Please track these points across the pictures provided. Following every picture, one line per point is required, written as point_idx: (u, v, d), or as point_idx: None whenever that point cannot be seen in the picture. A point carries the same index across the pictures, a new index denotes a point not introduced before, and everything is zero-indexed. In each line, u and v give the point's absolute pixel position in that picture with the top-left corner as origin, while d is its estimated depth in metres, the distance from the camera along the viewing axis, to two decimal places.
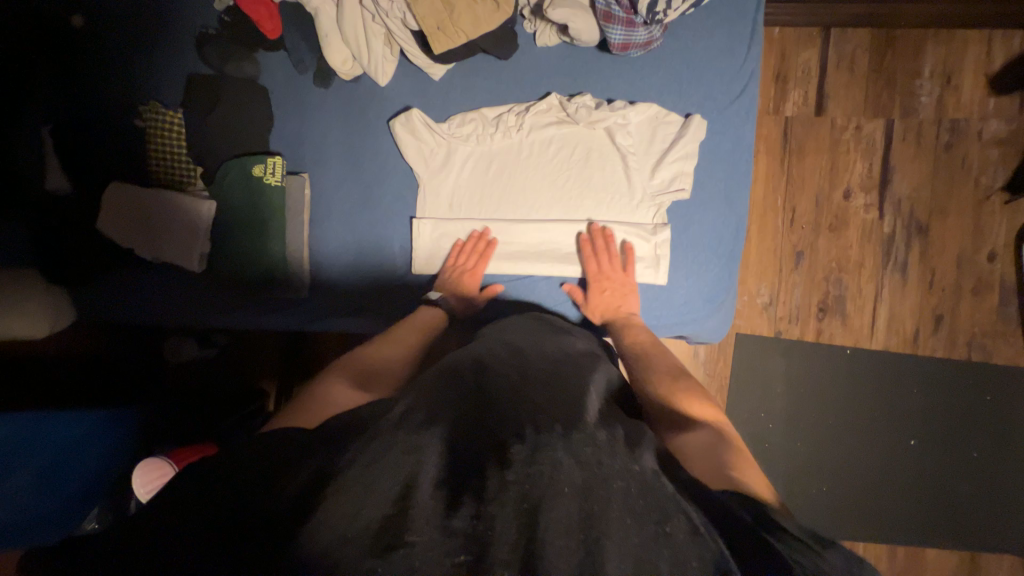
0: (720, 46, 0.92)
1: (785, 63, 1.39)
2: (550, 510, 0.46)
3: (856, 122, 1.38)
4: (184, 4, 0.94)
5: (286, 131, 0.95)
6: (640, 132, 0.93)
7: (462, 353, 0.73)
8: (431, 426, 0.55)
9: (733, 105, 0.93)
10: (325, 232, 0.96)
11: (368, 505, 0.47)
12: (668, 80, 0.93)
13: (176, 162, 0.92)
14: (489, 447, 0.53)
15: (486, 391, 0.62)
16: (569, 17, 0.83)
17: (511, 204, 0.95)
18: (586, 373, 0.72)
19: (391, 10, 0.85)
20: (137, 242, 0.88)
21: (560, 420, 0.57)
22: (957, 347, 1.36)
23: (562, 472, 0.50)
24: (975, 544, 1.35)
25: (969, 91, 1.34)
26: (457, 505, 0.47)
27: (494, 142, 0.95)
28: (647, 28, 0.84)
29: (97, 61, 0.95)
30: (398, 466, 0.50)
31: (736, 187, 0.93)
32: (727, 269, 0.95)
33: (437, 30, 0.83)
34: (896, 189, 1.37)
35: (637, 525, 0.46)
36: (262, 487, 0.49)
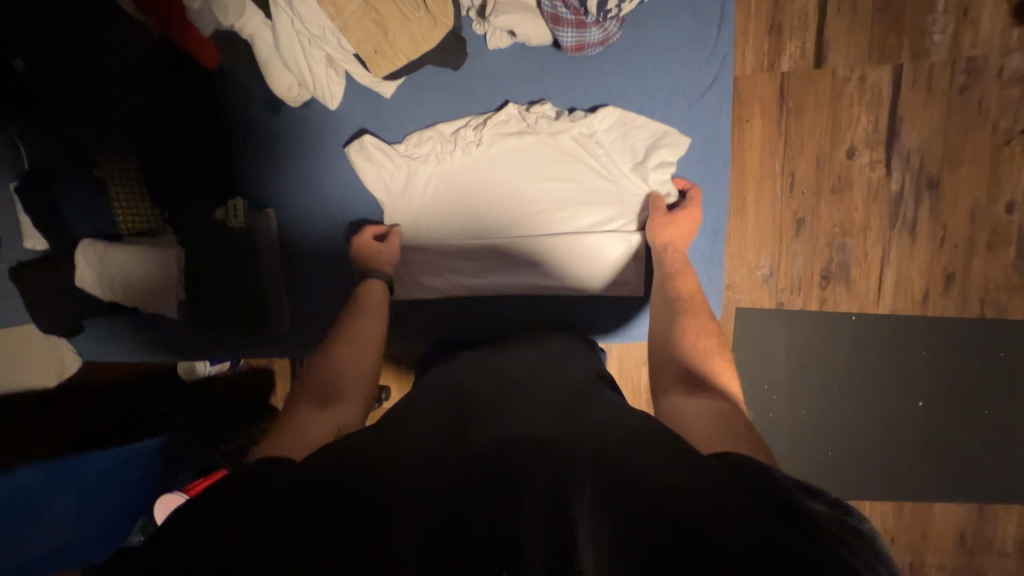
0: (686, 35, 0.88)
1: (778, 11, 1.26)
2: (521, 509, 0.47)
3: (860, 71, 1.26)
4: (122, 38, 0.89)
5: (245, 170, 0.92)
6: (609, 138, 0.89)
7: (447, 381, 0.76)
8: (412, 442, 0.58)
9: (703, 98, 0.90)
10: (299, 269, 0.95)
11: (346, 514, 0.48)
12: (632, 75, 0.89)
13: (144, 206, 0.94)
14: (468, 458, 0.54)
15: (466, 410, 0.65)
16: (514, 23, 0.81)
17: (483, 222, 0.92)
18: (568, 381, 0.73)
19: (324, 35, 0.79)
20: (118, 295, 0.90)
21: (537, 432, 0.58)
22: (969, 305, 1.31)
23: (536, 473, 0.51)
24: (983, 496, 1.35)
25: (988, 23, 1.20)
26: (433, 508, 0.49)
27: (455, 160, 0.90)
28: (601, 26, 0.81)
29: (44, 108, 0.92)
30: (375, 477, 0.52)
31: (710, 187, 0.92)
32: (708, 272, 0.95)
33: (375, 54, 0.80)
34: (905, 142, 1.27)
35: (609, 517, 0.47)
36: (250, 508, 0.50)
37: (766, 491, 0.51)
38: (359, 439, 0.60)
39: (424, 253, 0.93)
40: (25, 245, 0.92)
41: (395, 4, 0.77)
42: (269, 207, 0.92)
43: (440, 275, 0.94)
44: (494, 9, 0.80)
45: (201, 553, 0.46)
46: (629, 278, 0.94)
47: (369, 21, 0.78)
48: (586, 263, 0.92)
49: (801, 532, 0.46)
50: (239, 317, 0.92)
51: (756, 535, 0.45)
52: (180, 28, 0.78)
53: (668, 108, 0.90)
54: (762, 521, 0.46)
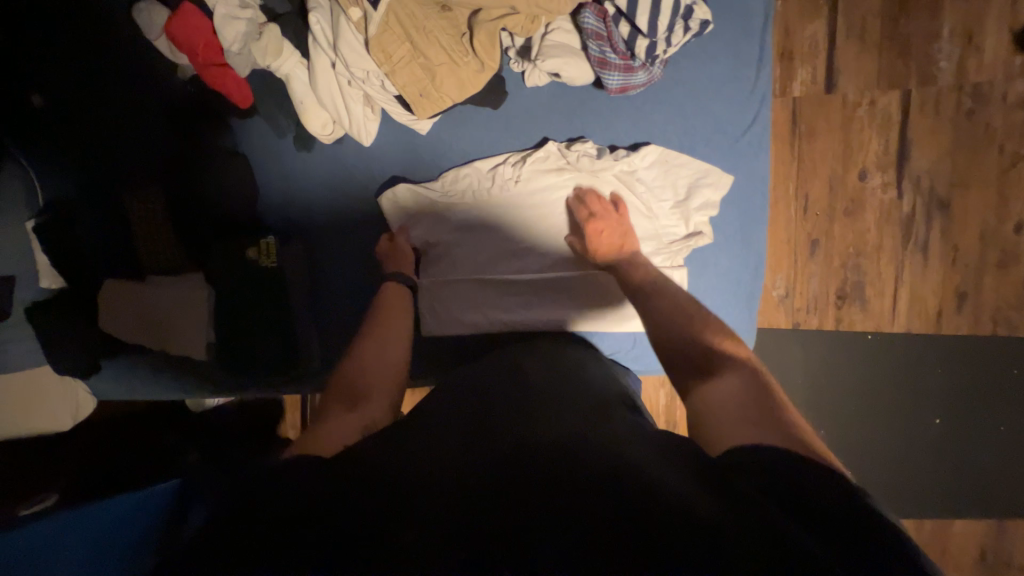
0: (725, 76, 0.89)
1: (789, 38, 1.29)
2: (543, 520, 0.50)
3: (870, 96, 1.29)
4: (148, 75, 0.89)
5: (277, 206, 0.91)
6: (649, 175, 0.91)
7: (473, 387, 0.78)
8: (439, 454, 0.60)
9: (744, 137, 0.90)
10: (328, 306, 0.93)
11: (375, 522, 0.51)
12: (672, 113, 0.90)
13: (167, 247, 0.90)
14: (501, 467, 0.57)
15: (496, 419, 0.67)
16: (560, 66, 0.82)
17: (518, 258, 0.92)
18: (589, 386, 0.75)
19: (367, 77, 0.79)
20: (147, 337, 0.90)
21: (568, 440, 0.60)
22: (982, 323, 1.33)
23: (565, 478, 0.54)
24: (1002, 511, 1.36)
25: (992, 51, 1.24)
26: (460, 517, 0.51)
27: (491, 196, 0.91)
28: (647, 70, 0.82)
29: (65, 144, 0.91)
30: (405, 487, 0.55)
31: (751, 225, 0.91)
32: (748, 310, 0.94)
33: (420, 97, 0.80)
34: (914, 165, 1.30)
35: (628, 521, 0.49)
36: (294, 501, 0.53)
37: (787, 490, 0.53)
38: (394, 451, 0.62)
39: (460, 289, 0.92)
40: (41, 285, 0.90)
41: (443, 49, 0.77)
42: (296, 242, 0.91)
43: (474, 310, 0.92)
44: (541, 53, 0.82)
45: (249, 544, 0.49)
46: None
47: (416, 65, 0.77)
48: (628, 299, 0.92)
49: (822, 534, 0.49)
50: (272, 358, 0.90)
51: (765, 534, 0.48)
52: (217, 66, 0.80)
53: (708, 146, 0.90)
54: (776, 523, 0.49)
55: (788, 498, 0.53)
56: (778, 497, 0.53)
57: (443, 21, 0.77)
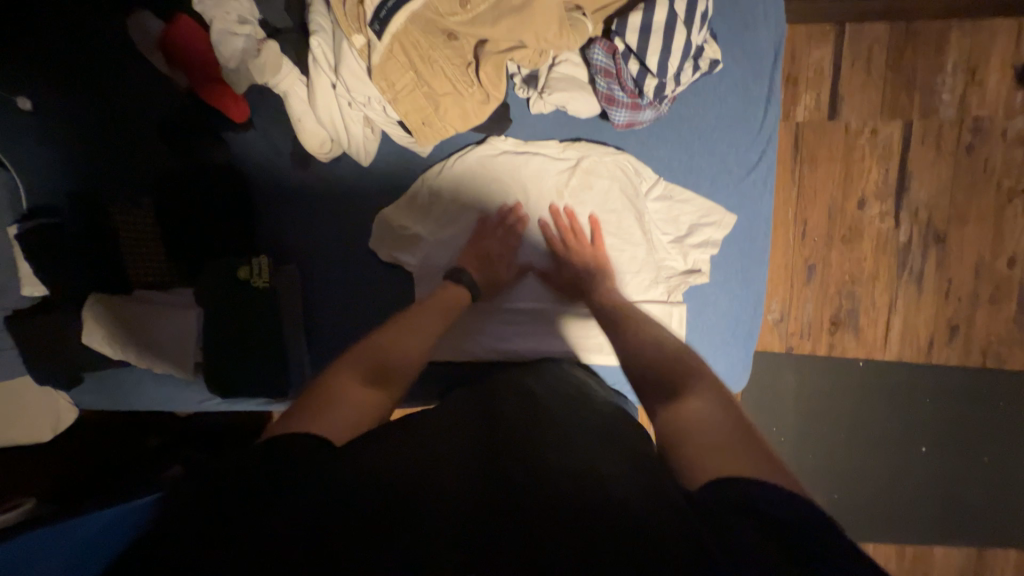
0: (733, 113, 0.87)
1: (796, 63, 1.28)
2: (524, 526, 0.50)
3: (872, 126, 1.29)
4: (143, 83, 0.86)
5: (270, 224, 0.89)
6: (654, 209, 0.91)
7: (476, 408, 0.73)
8: (433, 458, 0.60)
9: (748, 177, 0.89)
10: (323, 326, 0.92)
11: (358, 507, 0.51)
12: (677, 149, 0.89)
13: (158, 262, 0.88)
14: (507, 503, 0.52)
15: (504, 441, 0.62)
16: (565, 100, 0.82)
17: (518, 286, 0.92)
18: (591, 403, 0.75)
19: (369, 101, 0.79)
20: (129, 355, 0.85)
21: (583, 474, 0.56)
22: (971, 356, 1.34)
23: (580, 518, 0.50)
24: (981, 541, 1.38)
25: (994, 87, 1.24)
26: (438, 514, 0.51)
27: (493, 223, 0.89)
28: (654, 107, 0.82)
29: (53, 149, 0.88)
30: (393, 481, 0.55)
31: (752, 266, 0.91)
32: (745, 348, 0.94)
33: (422, 125, 0.78)
34: (913, 197, 1.30)
35: (606, 527, 0.49)
36: (281, 516, 0.50)
37: (798, 525, 0.47)
38: (390, 465, 0.57)
39: (456, 314, 0.92)
40: (23, 291, 0.87)
41: (448, 81, 0.75)
42: (290, 261, 0.91)
43: (474, 338, 0.92)
44: (547, 86, 0.82)
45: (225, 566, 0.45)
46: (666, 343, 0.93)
47: (420, 94, 0.76)
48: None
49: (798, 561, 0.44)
50: (253, 379, 0.86)
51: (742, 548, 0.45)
52: (210, 79, 0.77)
53: (714, 184, 0.90)
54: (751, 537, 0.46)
55: (808, 544, 0.46)
56: (771, 515, 0.48)
57: (450, 51, 0.74)
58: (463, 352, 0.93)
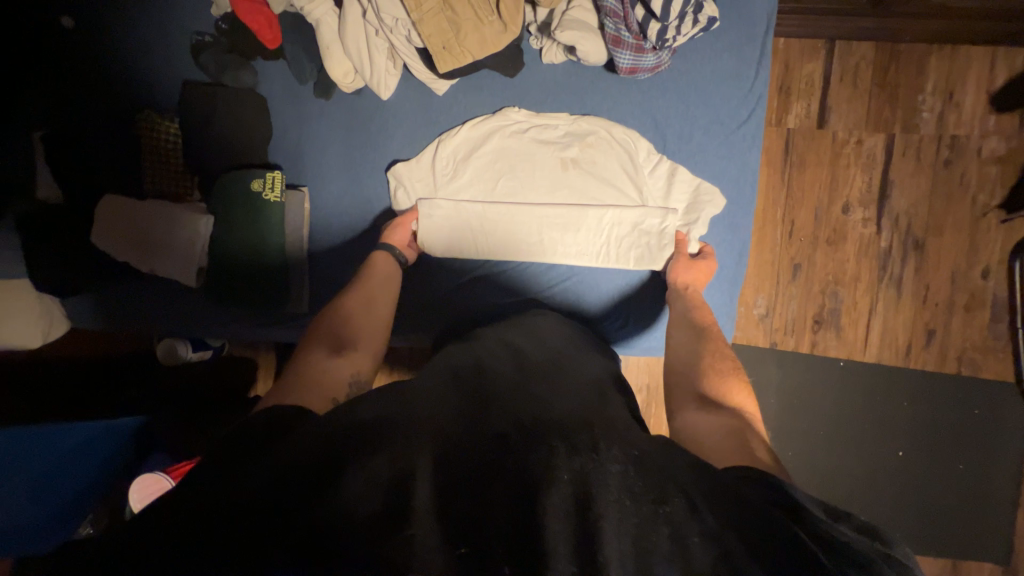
0: (728, 72, 0.93)
1: (789, 73, 1.37)
2: (546, 497, 0.44)
3: (858, 136, 1.37)
4: (179, 9, 0.92)
5: (287, 144, 0.95)
6: (654, 180, 0.95)
7: (463, 356, 0.70)
8: (425, 424, 0.53)
9: (739, 130, 0.95)
10: (327, 234, 0.96)
11: (366, 494, 0.45)
12: (674, 102, 0.94)
13: (175, 176, 0.93)
14: (490, 448, 0.50)
15: (498, 399, 0.59)
16: (576, 40, 0.85)
17: (517, 237, 0.95)
18: (586, 371, 0.72)
19: (395, 26, 0.85)
20: (133, 257, 0.89)
21: (569, 429, 0.54)
22: (948, 361, 1.39)
23: (558, 461, 0.48)
24: (956, 552, 1.38)
25: (970, 109, 1.34)
26: (454, 496, 0.46)
27: (501, 184, 0.95)
28: (656, 54, 0.87)
29: (87, 65, 0.94)
30: (392, 458, 0.48)
31: (739, 214, 0.96)
32: (729, 293, 0.98)
33: (442, 49, 0.84)
34: (895, 205, 1.37)
35: (636, 506, 0.45)
36: (258, 472, 0.46)
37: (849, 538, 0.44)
38: (373, 409, 0.55)
39: (456, 262, 0.97)
40: (37, 194, 0.92)
41: (471, 8, 0.83)
42: (302, 187, 0.95)
43: (472, 288, 0.97)
44: (559, 25, 0.85)
45: (201, 543, 0.41)
46: (647, 292, 0.98)
47: (443, 18, 0.83)
48: (603, 273, 0.97)
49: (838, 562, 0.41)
50: (253, 291, 0.92)
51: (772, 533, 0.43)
52: (253, 4, 0.86)
53: (706, 134, 0.95)
54: (791, 526, 0.44)
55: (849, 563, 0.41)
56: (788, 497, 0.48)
57: None
58: (454, 280, 0.97)
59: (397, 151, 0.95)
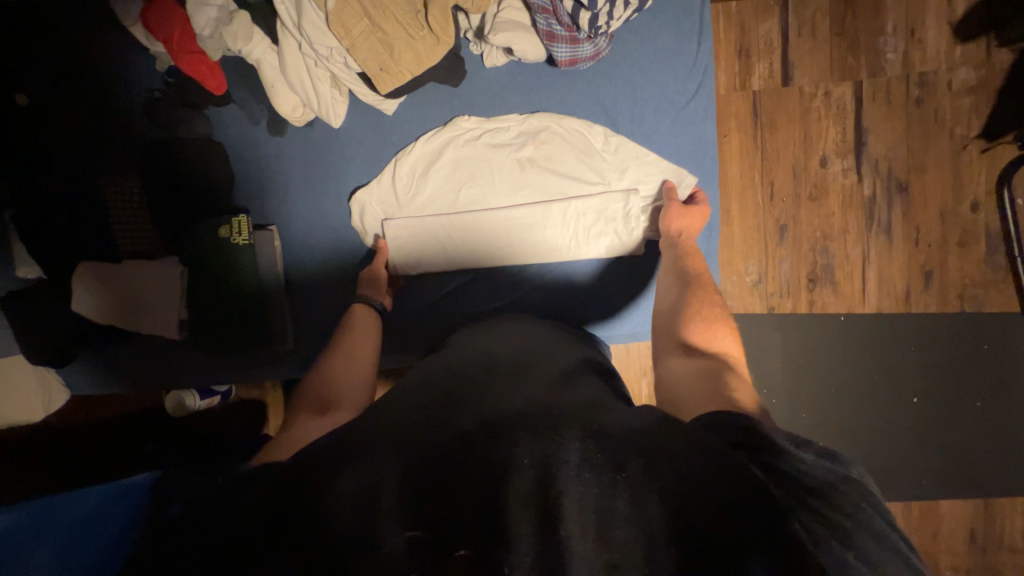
0: (673, 48, 0.93)
1: (746, 36, 1.36)
2: (506, 483, 0.43)
3: (824, 88, 1.35)
4: (126, 70, 0.94)
5: (247, 186, 0.95)
6: (611, 159, 0.94)
7: (435, 360, 0.69)
8: (384, 423, 0.51)
9: (689, 104, 0.94)
10: (303, 270, 0.97)
11: (327, 505, 0.43)
12: (623, 87, 0.94)
13: (145, 233, 0.94)
14: (450, 441, 0.48)
15: (462, 390, 0.57)
16: (511, 40, 0.84)
17: (485, 241, 0.95)
18: (565, 355, 0.72)
19: (331, 56, 0.85)
20: (120, 321, 0.91)
21: (532, 412, 0.51)
22: (950, 300, 1.37)
23: (519, 445, 0.46)
24: (988, 492, 1.35)
25: (934, 44, 1.32)
26: (414, 493, 0.44)
27: (461, 194, 0.95)
28: (593, 42, 0.86)
29: (48, 138, 0.95)
30: (350, 464, 0.46)
31: (707, 188, 0.95)
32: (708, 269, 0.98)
33: (380, 71, 0.84)
34: (872, 151, 1.35)
35: (597, 478, 0.44)
36: (226, 504, 0.45)
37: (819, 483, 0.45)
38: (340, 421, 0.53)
39: (431, 278, 0.97)
40: (18, 273, 0.93)
41: (399, 25, 0.83)
42: (270, 226, 0.95)
43: (462, 303, 0.97)
44: (491, 28, 0.84)
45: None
46: (628, 279, 0.97)
47: (375, 40, 0.83)
48: (579, 264, 0.96)
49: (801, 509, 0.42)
50: (238, 335, 0.93)
51: (741, 477, 0.43)
52: (190, 52, 0.85)
53: (661, 114, 0.94)
54: (759, 472, 0.45)
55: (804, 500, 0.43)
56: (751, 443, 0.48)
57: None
58: (434, 295, 0.97)
59: (357, 178, 0.95)
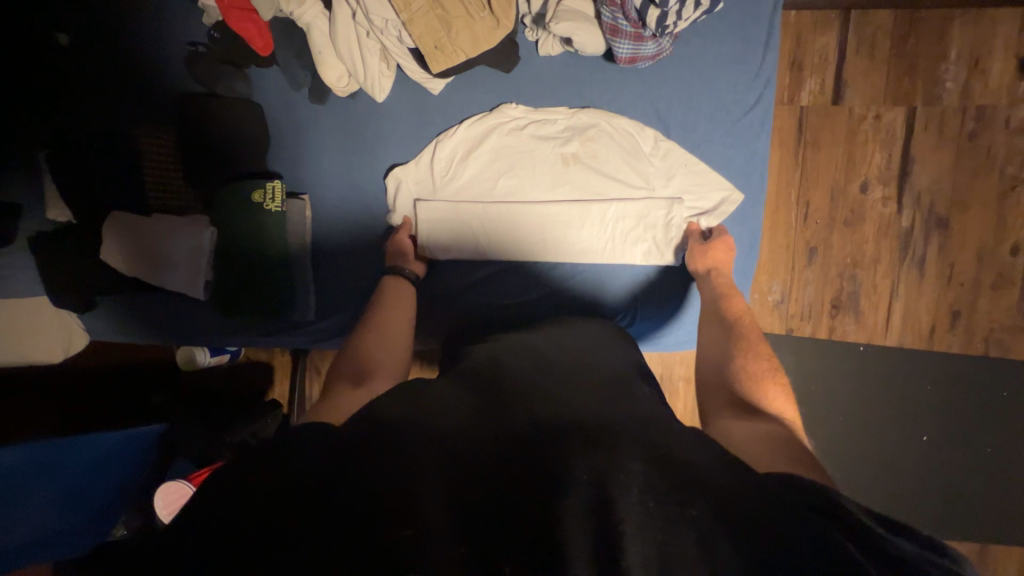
0: (733, 56, 0.90)
1: (801, 48, 1.31)
2: (564, 499, 0.44)
3: (875, 111, 1.31)
4: (171, 21, 0.92)
5: (283, 152, 0.94)
6: (656, 164, 0.92)
7: (477, 359, 0.70)
8: (440, 423, 0.52)
9: (746, 116, 0.92)
10: (331, 242, 0.96)
11: (383, 495, 0.43)
12: (676, 91, 0.91)
13: (178, 189, 0.94)
14: (508, 450, 0.48)
15: (513, 398, 0.58)
16: (572, 31, 0.82)
17: (526, 236, 0.93)
18: (603, 362, 0.71)
19: (385, 28, 0.83)
20: (145, 274, 0.91)
21: (585, 429, 0.52)
22: (975, 342, 1.34)
23: (576, 463, 0.47)
24: (985, 537, 1.34)
25: (997, 76, 1.27)
26: (471, 498, 0.44)
27: (500, 183, 0.93)
28: (656, 41, 0.83)
29: (87, 82, 0.94)
30: (407, 457, 0.47)
31: (748, 205, 0.94)
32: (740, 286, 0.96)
33: (435, 49, 0.82)
34: (916, 181, 1.31)
35: (658, 506, 0.43)
36: (270, 474, 0.44)
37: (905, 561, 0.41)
38: (392, 411, 0.53)
39: (460, 265, 0.96)
40: (48, 216, 0.93)
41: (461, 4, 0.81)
42: (303, 195, 0.95)
43: (493, 292, 0.96)
44: (554, 17, 0.82)
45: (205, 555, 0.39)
46: (655, 287, 0.96)
47: (433, 17, 0.81)
48: (608, 267, 0.95)
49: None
50: (263, 300, 0.93)
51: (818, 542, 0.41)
52: (241, 9, 0.84)
53: (712, 124, 0.92)
54: (839, 540, 0.41)
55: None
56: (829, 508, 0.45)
57: None
58: (461, 281, 0.97)
59: (395, 156, 0.94)
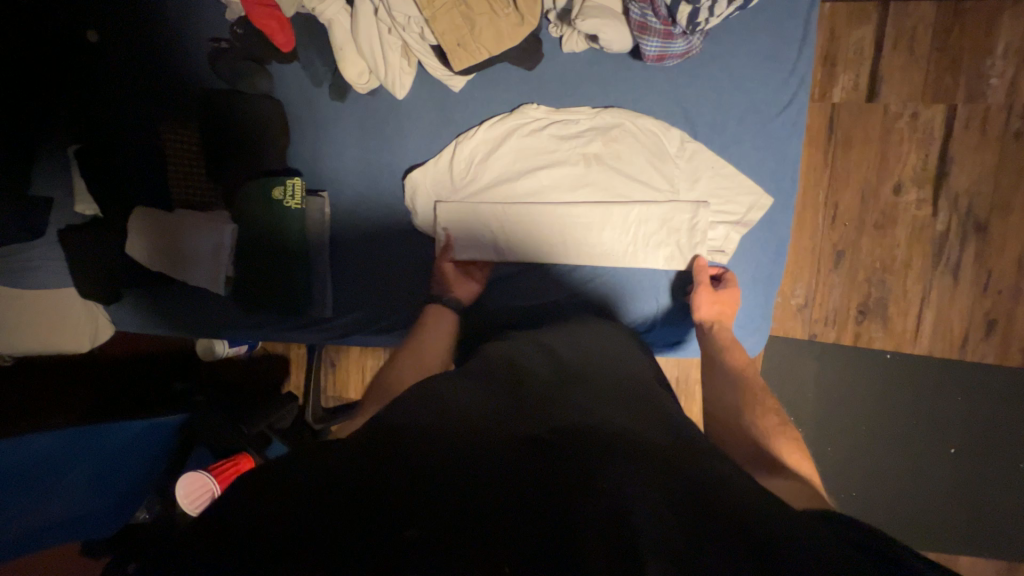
0: (765, 53, 0.87)
1: (835, 43, 1.25)
2: (582, 506, 0.42)
3: (913, 109, 1.25)
4: (197, 17, 0.93)
5: (303, 148, 0.95)
6: (680, 167, 0.89)
7: (495, 361, 0.69)
8: (458, 425, 0.51)
9: (779, 117, 0.88)
10: (348, 240, 0.96)
11: (396, 493, 0.42)
12: (703, 88, 0.88)
13: (202, 185, 0.96)
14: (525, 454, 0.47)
15: (534, 403, 0.57)
16: (599, 27, 0.79)
17: (545, 236, 0.92)
18: (622, 369, 0.69)
19: (408, 25, 0.82)
20: (168, 269, 0.93)
21: (604, 437, 0.51)
22: (1010, 354, 1.28)
23: (596, 472, 0.45)
24: (1012, 555, 1.30)
25: None
26: (486, 498, 0.43)
27: (519, 182, 0.91)
28: (686, 38, 0.81)
29: (114, 77, 0.96)
30: (424, 457, 0.46)
31: (776, 209, 0.90)
32: (764, 294, 0.94)
33: (457, 47, 0.81)
34: (954, 184, 1.25)
35: (680, 522, 0.41)
36: (286, 471, 0.44)
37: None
38: (410, 412, 0.53)
39: (477, 264, 0.95)
40: (76, 209, 0.94)
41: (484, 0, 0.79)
42: (322, 193, 0.95)
43: (509, 293, 0.96)
44: (580, 13, 0.79)
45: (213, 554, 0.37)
46: (674, 292, 0.94)
47: (457, 13, 0.79)
48: (626, 271, 0.94)
49: None
50: (282, 296, 0.94)
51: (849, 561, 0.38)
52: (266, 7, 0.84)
53: (742, 125, 0.89)
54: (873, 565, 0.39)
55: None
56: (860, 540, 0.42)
57: None
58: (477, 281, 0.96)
59: (415, 155, 0.94)
